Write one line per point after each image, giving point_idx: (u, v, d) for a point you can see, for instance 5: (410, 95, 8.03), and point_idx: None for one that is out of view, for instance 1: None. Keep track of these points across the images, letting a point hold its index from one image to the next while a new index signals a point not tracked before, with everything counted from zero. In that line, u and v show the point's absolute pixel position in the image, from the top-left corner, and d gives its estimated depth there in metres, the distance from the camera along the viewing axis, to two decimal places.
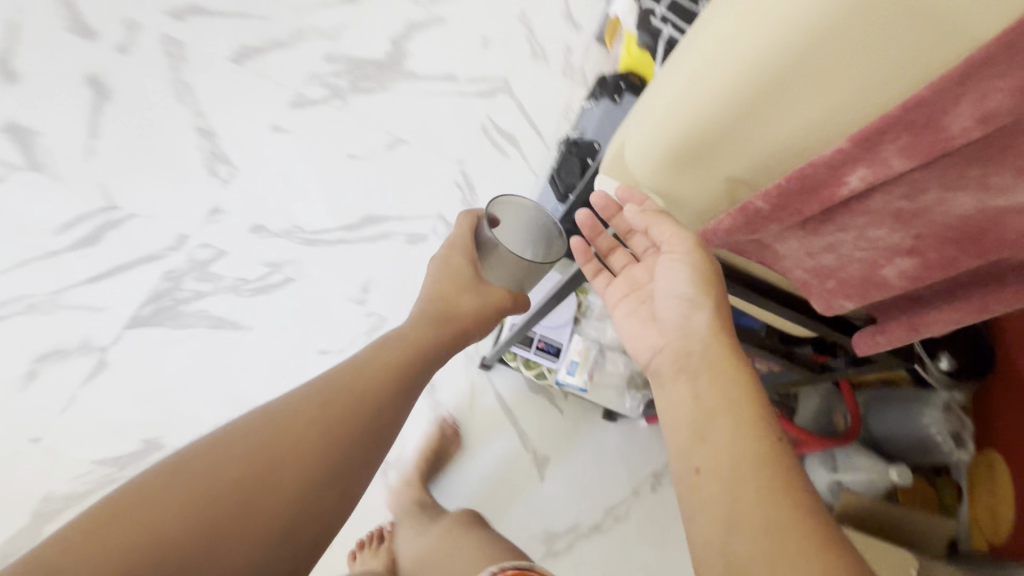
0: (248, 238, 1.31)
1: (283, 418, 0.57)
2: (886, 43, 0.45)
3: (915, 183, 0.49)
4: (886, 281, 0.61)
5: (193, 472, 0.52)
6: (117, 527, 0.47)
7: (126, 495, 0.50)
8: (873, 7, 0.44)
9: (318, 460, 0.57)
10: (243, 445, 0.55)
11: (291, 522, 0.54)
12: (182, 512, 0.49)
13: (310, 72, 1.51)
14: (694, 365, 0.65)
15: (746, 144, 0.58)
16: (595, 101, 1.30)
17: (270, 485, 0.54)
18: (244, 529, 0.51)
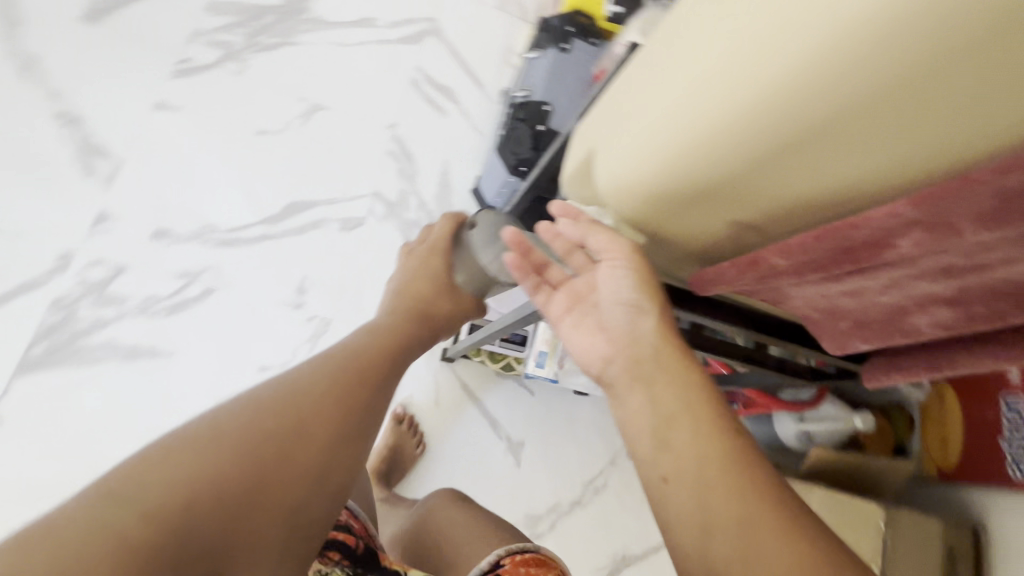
0: (148, 246, 1.12)
1: (307, 385, 0.49)
2: (892, 119, 0.37)
3: (983, 247, 0.33)
4: (916, 329, 0.43)
5: (207, 440, 0.44)
6: (118, 507, 0.40)
7: (132, 466, 0.42)
8: (874, 88, 0.36)
9: (344, 436, 0.49)
10: (265, 414, 0.46)
11: (312, 505, 0.46)
12: (191, 491, 0.41)
13: (193, 30, 1.27)
14: (650, 372, 0.47)
15: (752, 192, 0.47)
16: (539, 51, 1.09)
17: (291, 462, 0.46)
18: (260, 517, 0.44)
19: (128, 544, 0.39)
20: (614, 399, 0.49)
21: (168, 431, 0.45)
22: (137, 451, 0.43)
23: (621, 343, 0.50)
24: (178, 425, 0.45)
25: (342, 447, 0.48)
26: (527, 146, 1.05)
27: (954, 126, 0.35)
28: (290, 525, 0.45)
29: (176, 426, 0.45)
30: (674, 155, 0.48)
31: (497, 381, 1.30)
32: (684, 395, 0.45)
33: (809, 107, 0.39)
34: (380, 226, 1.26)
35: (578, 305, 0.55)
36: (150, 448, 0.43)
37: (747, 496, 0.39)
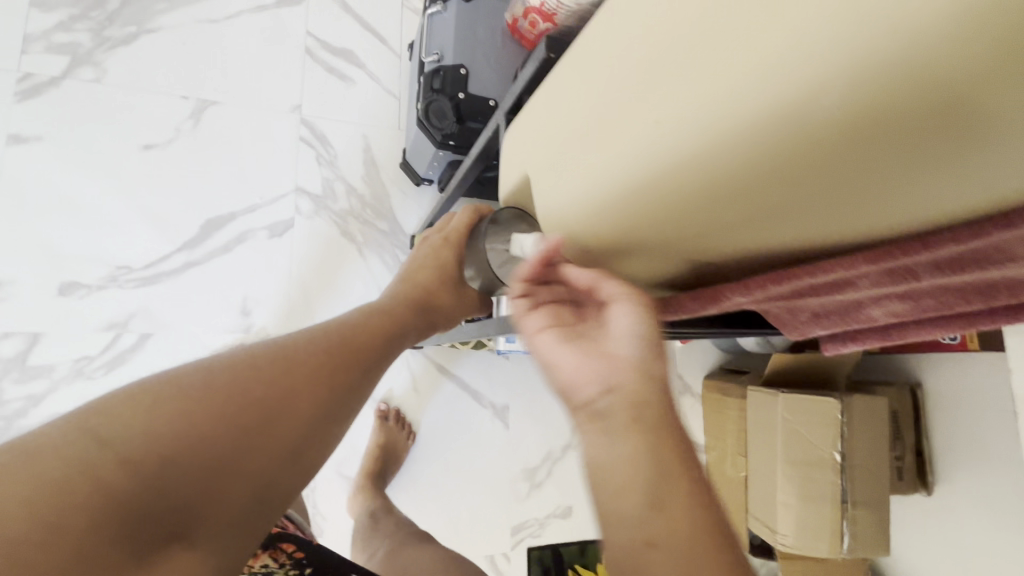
0: (58, 304, 1.01)
1: (299, 347, 0.42)
2: (849, 183, 0.27)
3: (912, 276, 0.30)
4: (872, 318, 0.41)
5: (196, 385, 0.37)
6: (103, 445, 0.33)
7: (122, 401, 0.35)
8: (808, 151, 0.27)
9: (332, 408, 0.41)
10: (258, 369, 0.39)
11: (288, 479, 0.38)
12: (168, 438, 0.34)
13: (25, 36, 1.06)
14: (653, 419, 0.35)
15: (702, 244, 0.37)
16: (439, 6, 0.98)
17: (270, 429, 0.38)
18: (232, 486, 0.36)
19: (106, 488, 0.32)
20: (597, 431, 0.36)
21: (154, 372, 0.38)
22: (126, 387, 0.37)
23: (626, 375, 0.37)
24: (169, 370, 0.39)
25: (324, 423, 0.41)
26: (451, 119, 0.96)
27: (912, 193, 0.26)
28: (259, 499, 0.37)
29: (165, 370, 0.38)
30: (606, 200, 0.38)
31: (469, 353, 1.28)
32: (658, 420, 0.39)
33: (762, 167, 0.29)
34: (310, 225, 1.17)
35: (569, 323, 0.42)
36: (140, 386, 0.37)
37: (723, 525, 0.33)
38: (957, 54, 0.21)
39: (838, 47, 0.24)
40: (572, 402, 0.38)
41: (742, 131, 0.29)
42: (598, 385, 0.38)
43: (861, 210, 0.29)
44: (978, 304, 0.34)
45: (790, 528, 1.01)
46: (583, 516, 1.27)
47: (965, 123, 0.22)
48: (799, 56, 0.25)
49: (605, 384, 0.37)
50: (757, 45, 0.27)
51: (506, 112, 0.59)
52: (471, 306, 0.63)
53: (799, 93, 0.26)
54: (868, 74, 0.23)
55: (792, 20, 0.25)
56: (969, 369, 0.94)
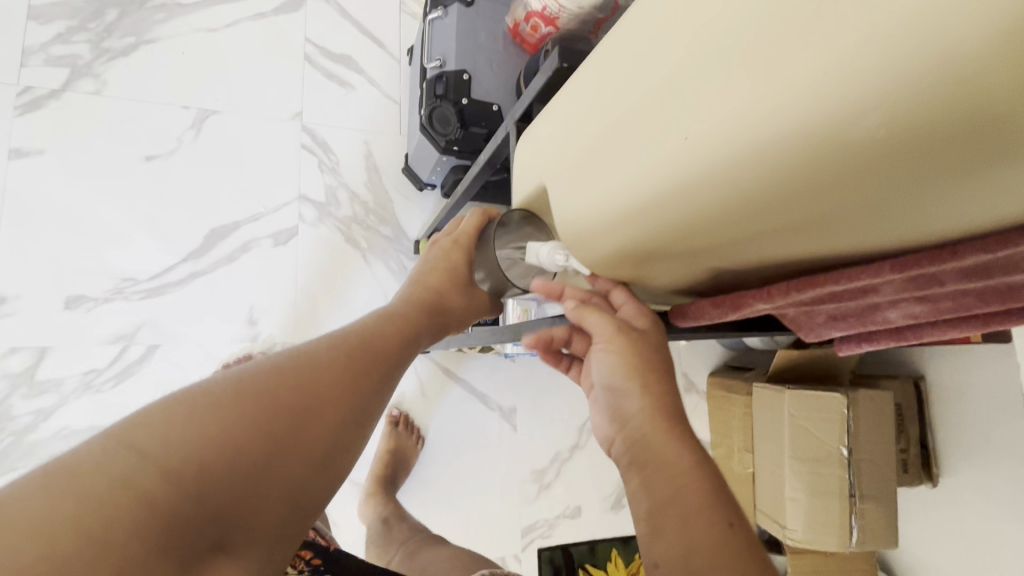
0: (65, 318, 1.01)
1: (322, 354, 0.43)
2: (879, 196, 0.27)
3: (930, 284, 0.30)
4: (886, 321, 0.42)
5: (227, 396, 0.38)
6: (143, 456, 0.33)
7: (158, 414, 0.36)
8: (835, 168, 0.27)
9: (356, 412, 0.42)
10: (285, 378, 0.40)
11: (317, 484, 0.39)
12: (207, 447, 0.35)
13: (24, 49, 1.06)
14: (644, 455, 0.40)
15: (730, 251, 0.37)
16: (440, 11, 0.98)
17: (300, 435, 0.39)
18: (267, 495, 0.37)
19: (150, 499, 0.32)
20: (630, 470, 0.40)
21: (178, 390, 0.38)
22: (158, 400, 0.37)
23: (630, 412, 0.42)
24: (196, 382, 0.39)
25: (349, 428, 0.42)
26: (454, 125, 0.96)
27: (944, 203, 0.26)
28: (293, 504, 0.38)
29: (193, 383, 0.39)
30: (630, 212, 0.38)
31: (476, 357, 1.28)
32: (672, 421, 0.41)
33: (793, 184, 0.28)
34: (315, 232, 1.17)
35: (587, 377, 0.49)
36: (172, 398, 0.37)
37: (716, 530, 0.36)
38: (996, 82, 0.20)
39: (870, 71, 0.23)
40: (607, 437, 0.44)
41: (769, 152, 0.28)
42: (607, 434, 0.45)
43: (897, 220, 0.28)
44: (997, 306, 0.34)
45: (798, 523, 1.02)
46: (593, 516, 1.28)
47: (1007, 144, 0.22)
48: (829, 78, 0.24)
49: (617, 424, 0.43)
50: (786, 63, 0.26)
51: (517, 121, 0.60)
52: (483, 310, 0.63)
53: (831, 116, 0.25)
54: (902, 98, 0.22)
55: (822, 38, 0.24)
56: (973, 362, 0.94)
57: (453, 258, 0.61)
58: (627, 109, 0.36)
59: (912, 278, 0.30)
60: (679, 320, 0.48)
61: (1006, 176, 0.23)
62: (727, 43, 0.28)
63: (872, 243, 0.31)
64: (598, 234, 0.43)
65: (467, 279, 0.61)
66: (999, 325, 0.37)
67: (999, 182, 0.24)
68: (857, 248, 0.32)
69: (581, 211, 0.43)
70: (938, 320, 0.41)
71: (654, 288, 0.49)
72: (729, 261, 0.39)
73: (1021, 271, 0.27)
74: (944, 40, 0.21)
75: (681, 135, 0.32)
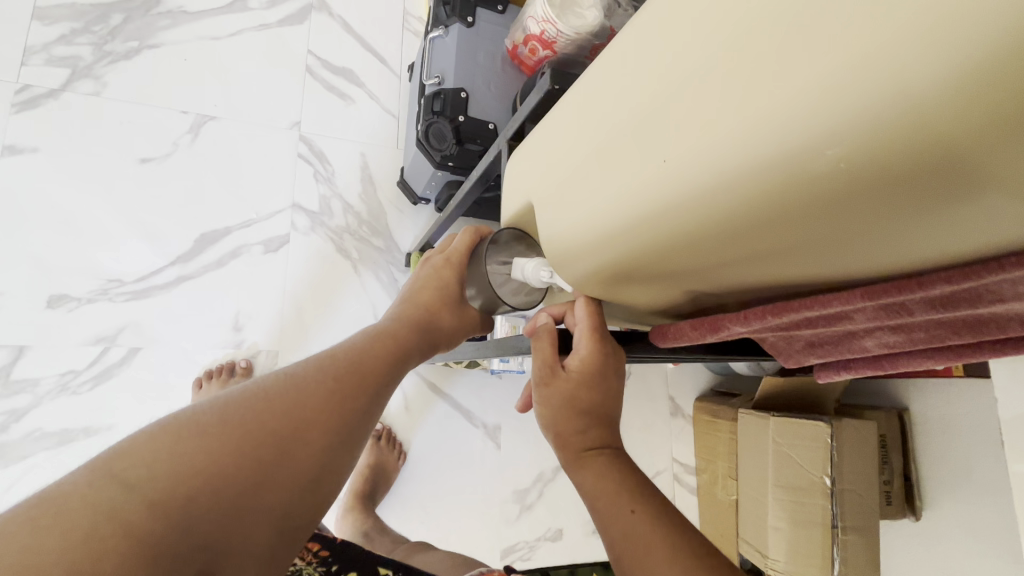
0: (46, 317, 1.00)
1: (310, 378, 0.43)
2: (851, 222, 0.27)
3: (900, 312, 0.31)
4: (864, 348, 0.42)
5: (212, 423, 0.38)
6: (128, 490, 0.34)
7: (142, 445, 0.36)
8: (808, 193, 0.27)
9: (345, 435, 0.42)
10: (270, 404, 0.40)
11: (304, 509, 0.40)
12: (194, 477, 0.35)
13: (26, 48, 1.07)
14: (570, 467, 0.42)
15: (711, 272, 0.37)
16: (442, 30, 1.00)
17: (285, 462, 0.39)
18: (255, 520, 0.37)
19: (137, 530, 0.32)
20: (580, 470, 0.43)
21: (164, 418, 0.38)
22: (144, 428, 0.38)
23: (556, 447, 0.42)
24: (181, 410, 0.40)
25: (337, 451, 0.42)
26: (450, 140, 0.97)
27: (914, 232, 0.26)
28: (280, 528, 0.38)
29: (179, 410, 0.39)
30: (611, 233, 0.38)
31: (463, 372, 1.28)
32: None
33: (766, 212, 0.29)
34: (307, 241, 1.17)
35: None
36: (158, 427, 0.38)
37: (627, 521, 0.36)
38: (956, 117, 0.21)
39: (837, 103, 0.23)
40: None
41: (744, 179, 0.28)
42: None
43: (867, 249, 0.29)
44: (968, 339, 0.35)
45: (780, 552, 1.02)
46: (575, 538, 1.26)
47: (969, 177, 0.22)
48: (799, 110, 0.25)
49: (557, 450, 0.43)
50: (756, 95, 0.26)
51: (508, 140, 0.61)
52: (472, 328, 0.62)
53: (801, 147, 0.25)
54: (870, 133, 0.23)
55: (791, 73, 0.25)
56: (957, 397, 0.95)
57: (446, 277, 0.60)
58: (612, 127, 0.36)
59: (882, 306, 0.31)
60: (661, 339, 0.47)
61: (973, 211, 0.24)
62: (703, 73, 0.29)
63: (845, 271, 0.32)
64: (581, 250, 0.42)
65: (459, 298, 0.60)
66: (974, 356, 0.38)
67: (966, 216, 0.24)
68: (830, 274, 0.32)
69: (566, 225, 0.42)
70: (915, 349, 0.41)
71: (635, 308, 0.48)
72: (711, 281, 0.39)
73: (986, 302, 0.27)
74: (906, 77, 0.21)
75: (659, 159, 0.32)
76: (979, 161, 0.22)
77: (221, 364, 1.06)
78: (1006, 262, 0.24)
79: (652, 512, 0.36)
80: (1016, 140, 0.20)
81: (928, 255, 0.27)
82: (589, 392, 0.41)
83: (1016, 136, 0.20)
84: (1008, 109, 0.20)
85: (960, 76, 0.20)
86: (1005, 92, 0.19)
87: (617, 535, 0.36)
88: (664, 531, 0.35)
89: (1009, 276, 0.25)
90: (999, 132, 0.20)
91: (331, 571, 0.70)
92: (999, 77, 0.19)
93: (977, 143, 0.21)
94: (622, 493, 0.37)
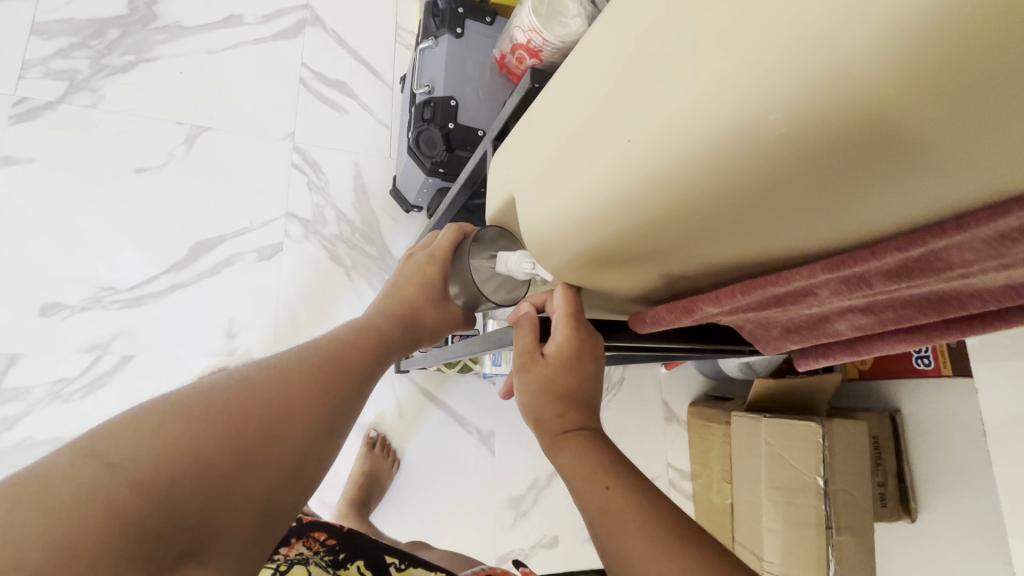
0: (38, 325, 1.00)
1: (294, 368, 0.44)
2: (809, 191, 0.29)
3: (859, 284, 0.32)
4: (837, 332, 0.43)
5: (199, 408, 0.38)
6: (111, 469, 0.34)
7: (123, 426, 0.36)
8: (769, 165, 0.28)
9: (328, 423, 0.43)
10: (256, 392, 0.41)
11: (288, 494, 0.40)
12: (178, 458, 0.36)
13: (24, 60, 1.09)
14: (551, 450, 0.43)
15: (684, 251, 0.38)
16: (432, 40, 1.03)
17: (270, 449, 0.39)
18: (238, 504, 0.37)
19: (119, 510, 0.33)
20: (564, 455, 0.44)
21: (148, 402, 0.39)
22: (126, 412, 0.38)
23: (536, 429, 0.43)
24: (167, 394, 0.40)
25: (321, 441, 0.42)
26: (441, 147, 0.99)
27: (867, 201, 0.28)
28: (264, 513, 0.39)
29: (161, 395, 0.39)
30: (584, 218, 0.40)
31: (456, 377, 1.28)
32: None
33: (734, 185, 0.31)
34: (300, 248, 1.18)
35: None
36: (141, 409, 0.38)
37: (608, 500, 0.36)
38: (884, 79, 0.23)
39: (781, 75, 0.26)
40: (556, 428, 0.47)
41: (702, 153, 0.30)
42: None
43: (820, 219, 0.30)
44: (934, 317, 0.36)
45: (777, 554, 1.01)
46: (569, 545, 1.25)
47: (901, 138, 0.24)
48: (749, 84, 0.27)
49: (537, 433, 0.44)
50: (722, 71, 0.28)
51: (493, 140, 0.63)
52: (455, 324, 0.63)
53: (751, 118, 0.27)
54: (811, 100, 0.25)
55: (753, 48, 0.27)
56: (946, 394, 0.96)
57: (430, 273, 0.62)
58: (589, 111, 0.38)
59: (843, 279, 0.32)
60: (641, 326, 0.48)
61: (921, 178, 0.25)
62: (674, 54, 0.31)
63: (809, 245, 0.33)
64: (560, 235, 0.43)
65: (443, 294, 0.62)
66: (943, 336, 0.39)
67: (915, 182, 0.26)
68: (792, 248, 0.34)
69: (546, 210, 0.43)
70: (888, 333, 0.42)
71: (615, 296, 0.50)
72: (686, 261, 0.40)
73: (937, 270, 0.29)
74: (841, 47, 0.24)
75: (627, 139, 0.34)
76: (909, 122, 0.24)
77: (214, 372, 1.06)
78: (949, 226, 0.25)
79: (630, 489, 0.37)
80: (938, 97, 0.22)
81: (882, 225, 0.29)
82: (567, 376, 0.43)
83: (938, 93, 0.22)
84: (929, 68, 0.22)
85: (884, 42, 0.22)
86: (925, 52, 0.22)
87: (596, 514, 0.36)
88: (640, 505, 0.36)
89: (952, 241, 0.26)
90: (923, 90, 0.22)
91: (338, 558, 0.70)
92: (917, 41, 0.22)
93: (904, 105, 0.23)
94: (602, 470, 0.38)
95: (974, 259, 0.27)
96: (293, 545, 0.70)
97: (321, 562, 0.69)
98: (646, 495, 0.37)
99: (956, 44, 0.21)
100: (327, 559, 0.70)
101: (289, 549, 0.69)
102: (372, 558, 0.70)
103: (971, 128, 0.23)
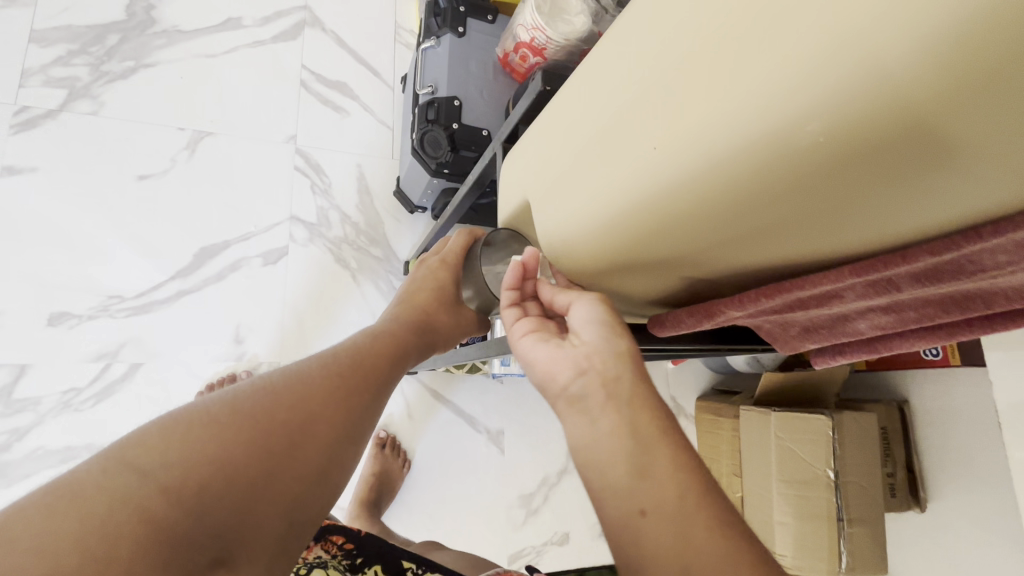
0: (46, 335, 1.00)
1: (315, 375, 0.46)
2: (845, 198, 0.29)
3: (887, 286, 0.33)
4: (857, 331, 0.43)
5: (225, 414, 0.40)
6: (143, 476, 0.36)
7: (155, 434, 0.38)
8: (806, 172, 0.29)
9: (351, 429, 0.45)
10: (280, 399, 0.43)
11: (313, 504, 0.41)
12: (205, 467, 0.37)
13: (24, 69, 1.08)
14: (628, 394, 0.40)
15: (711, 257, 0.38)
16: (432, 40, 1.02)
17: (296, 452, 0.41)
18: (265, 507, 0.38)
19: (152, 517, 0.35)
20: (579, 414, 0.40)
21: (174, 411, 0.41)
22: (160, 419, 0.40)
23: (593, 358, 0.41)
24: (192, 403, 0.42)
25: (343, 446, 0.44)
26: (445, 148, 0.98)
27: (905, 206, 0.28)
28: (291, 520, 0.40)
29: (190, 403, 0.41)
30: (607, 221, 0.40)
31: (464, 378, 1.28)
32: (659, 421, 0.39)
33: (766, 193, 0.31)
34: (305, 251, 1.17)
35: (546, 334, 0.46)
36: (172, 416, 0.40)
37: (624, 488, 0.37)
38: (920, 88, 0.23)
39: (812, 85, 0.26)
40: (551, 391, 0.43)
41: (732, 160, 0.30)
42: (570, 374, 0.42)
43: (854, 224, 0.31)
44: (958, 316, 0.36)
45: (788, 548, 0.99)
46: (579, 541, 1.25)
47: (938, 146, 0.24)
48: (782, 92, 0.27)
49: (577, 369, 0.41)
50: (748, 82, 0.28)
51: (502, 142, 0.63)
52: (470, 327, 0.64)
53: (786, 126, 0.27)
54: (845, 107, 0.25)
55: (778, 59, 0.27)
56: (954, 385, 0.96)
57: (441, 276, 0.63)
58: (609, 118, 0.38)
59: (872, 282, 0.33)
60: (662, 330, 0.48)
61: (961, 184, 0.26)
62: (695, 62, 0.31)
63: (839, 248, 0.33)
64: (583, 242, 0.44)
65: (455, 298, 0.63)
66: (965, 334, 0.39)
67: (958, 188, 0.26)
68: (817, 252, 0.35)
69: (566, 217, 0.44)
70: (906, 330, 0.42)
71: (633, 299, 0.50)
72: (713, 265, 0.40)
73: (968, 275, 0.29)
74: (879, 57, 0.24)
75: (651, 146, 0.34)
76: (949, 132, 0.24)
77: (222, 377, 1.06)
78: (984, 231, 0.26)
79: (633, 481, 0.37)
80: (977, 106, 0.23)
81: (918, 228, 0.29)
82: None
83: (981, 100, 0.22)
84: (970, 74, 0.22)
85: (922, 50, 0.22)
86: (961, 65, 0.22)
87: (615, 494, 0.37)
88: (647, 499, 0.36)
89: (986, 246, 0.27)
90: (962, 98, 0.23)
91: (357, 564, 0.70)
92: (960, 47, 0.22)
93: (945, 113, 0.23)
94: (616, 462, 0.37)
95: (1006, 259, 0.28)
96: (312, 548, 0.70)
97: (341, 565, 0.70)
98: (660, 484, 0.36)
99: (992, 51, 0.21)
100: (346, 564, 0.70)
101: (308, 553, 0.70)
102: (391, 563, 0.71)
103: (1009, 136, 0.23)
